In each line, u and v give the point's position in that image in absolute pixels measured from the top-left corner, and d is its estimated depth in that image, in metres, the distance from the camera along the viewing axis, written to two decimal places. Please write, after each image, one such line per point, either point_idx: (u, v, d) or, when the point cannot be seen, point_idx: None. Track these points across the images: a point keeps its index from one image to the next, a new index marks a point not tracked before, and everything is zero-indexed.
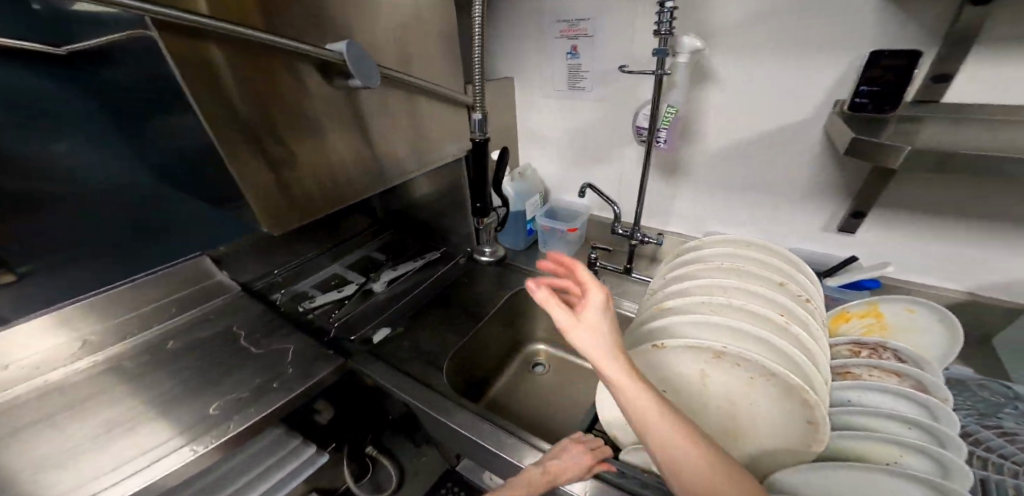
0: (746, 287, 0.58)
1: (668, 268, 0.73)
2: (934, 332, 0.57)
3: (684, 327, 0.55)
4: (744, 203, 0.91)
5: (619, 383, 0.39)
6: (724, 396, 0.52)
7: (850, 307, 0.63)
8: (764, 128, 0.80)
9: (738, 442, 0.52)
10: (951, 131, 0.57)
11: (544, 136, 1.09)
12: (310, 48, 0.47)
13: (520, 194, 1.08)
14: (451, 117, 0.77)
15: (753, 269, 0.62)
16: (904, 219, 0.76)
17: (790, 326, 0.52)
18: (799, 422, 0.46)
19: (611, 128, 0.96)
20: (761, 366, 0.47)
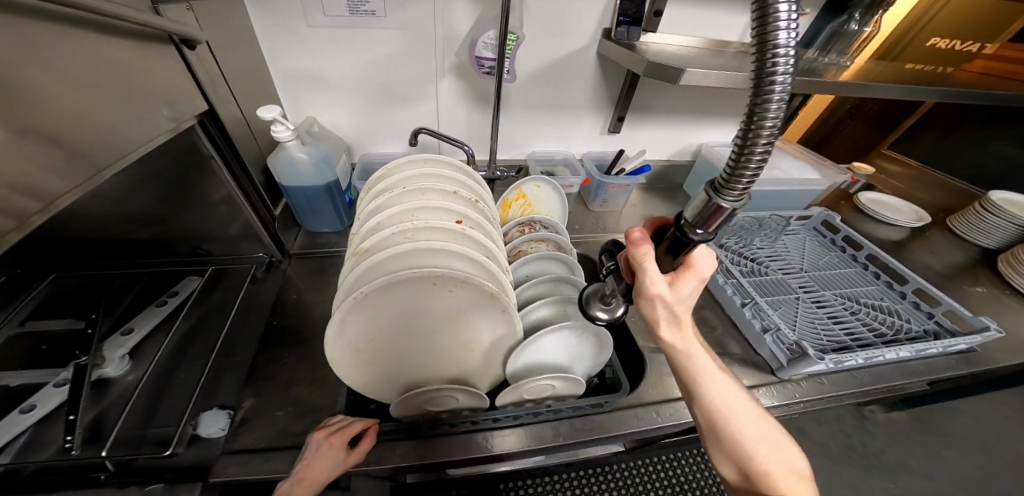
0: (430, 206, 0.60)
1: (366, 199, 0.67)
2: (554, 195, 0.79)
3: (387, 265, 0.55)
4: (552, 122, 0.99)
5: (706, 389, 0.52)
6: (442, 313, 0.57)
7: (508, 195, 0.77)
8: (561, 54, 0.86)
9: (462, 352, 0.61)
10: (672, 58, 0.81)
11: (324, 79, 0.80)
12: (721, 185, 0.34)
13: (320, 162, 0.75)
14: (154, 66, 0.49)
15: (435, 188, 0.63)
16: (647, 118, 1.04)
17: (466, 231, 0.58)
18: (497, 310, 0.58)
19: (421, 64, 0.81)
20: (454, 277, 0.54)
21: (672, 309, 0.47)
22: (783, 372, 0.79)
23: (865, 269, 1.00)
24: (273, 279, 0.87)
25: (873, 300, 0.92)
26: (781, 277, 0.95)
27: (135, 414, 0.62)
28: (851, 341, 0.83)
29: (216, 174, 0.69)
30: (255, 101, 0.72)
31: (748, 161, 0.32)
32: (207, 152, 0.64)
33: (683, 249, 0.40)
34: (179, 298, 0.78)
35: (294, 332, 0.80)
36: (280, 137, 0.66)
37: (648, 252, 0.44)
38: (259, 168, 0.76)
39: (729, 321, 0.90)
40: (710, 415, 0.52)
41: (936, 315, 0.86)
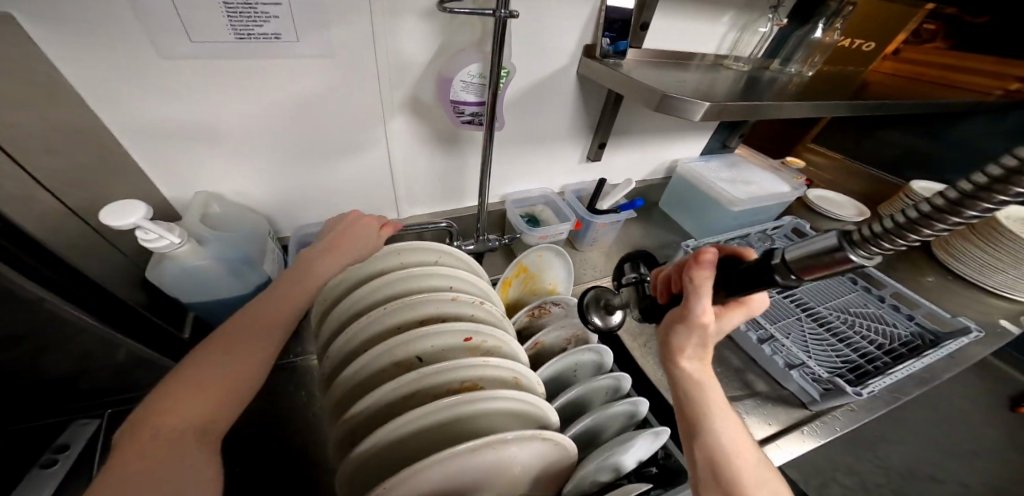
0: (427, 330, 0.43)
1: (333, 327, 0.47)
2: (558, 261, 0.67)
3: (394, 438, 0.37)
4: (529, 156, 0.84)
5: (709, 414, 0.40)
6: (483, 475, 0.41)
7: (506, 273, 0.63)
8: (538, 77, 0.71)
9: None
10: (664, 80, 0.71)
11: (214, 132, 0.55)
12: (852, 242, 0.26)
13: (242, 258, 0.50)
14: None
15: (424, 298, 0.45)
16: (627, 141, 0.93)
17: (490, 360, 0.43)
18: (552, 448, 0.43)
19: (358, 103, 0.60)
20: (499, 438, 0.38)
21: (705, 340, 0.40)
22: (816, 406, 0.71)
23: (842, 277, 1.00)
24: None
25: (861, 309, 0.91)
26: (778, 297, 0.91)
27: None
28: (862, 359, 0.78)
29: (51, 306, 0.38)
30: (91, 181, 0.44)
31: (916, 231, 0.23)
32: (30, 291, 0.36)
33: (755, 285, 0.34)
34: (76, 449, 0.46)
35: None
36: (158, 244, 0.41)
37: (708, 276, 0.37)
38: (129, 283, 0.48)
39: (745, 355, 0.81)
40: (711, 452, 0.39)
41: (917, 316, 0.88)
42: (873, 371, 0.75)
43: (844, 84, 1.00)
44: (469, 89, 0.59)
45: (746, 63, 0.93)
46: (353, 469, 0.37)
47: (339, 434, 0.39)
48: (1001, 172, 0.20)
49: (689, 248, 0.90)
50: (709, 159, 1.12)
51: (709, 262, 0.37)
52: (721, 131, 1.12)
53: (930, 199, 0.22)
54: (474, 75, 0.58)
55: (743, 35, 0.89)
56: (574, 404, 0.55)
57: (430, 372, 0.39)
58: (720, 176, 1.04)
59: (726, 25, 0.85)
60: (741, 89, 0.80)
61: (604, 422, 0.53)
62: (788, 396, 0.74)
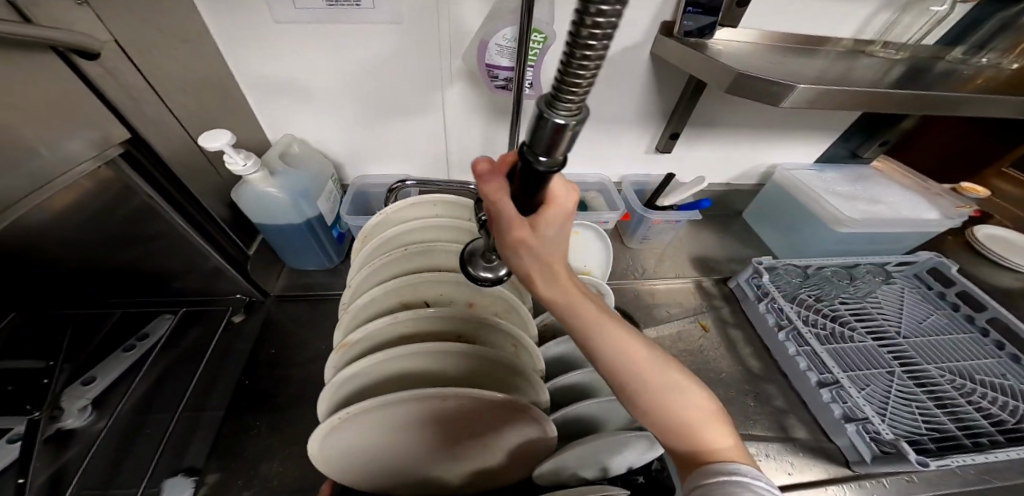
0: (443, 278, 0.46)
1: (363, 261, 0.53)
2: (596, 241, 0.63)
3: (388, 368, 0.41)
4: (586, 138, 0.80)
5: (576, 313, 0.32)
6: (462, 427, 0.44)
7: None
8: (604, 55, 0.67)
9: (486, 459, 0.49)
10: (758, 63, 0.60)
11: (304, 89, 0.65)
12: (540, 143, 0.22)
13: (300, 192, 0.61)
14: (43, 84, 0.34)
15: (446, 249, 0.48)
16: (707, 135, 0.82)
17: (489, 318, 0.44)
18: (529, 424, 0.44)
19: (420, 70, 0.65)
20: (475, 393, 0.39)
21: (541, 258, 0.31)
22: (861, 467, 0.59)
23: (983, 336, 0.75)
24: (253, 322, 0.74)
25: (991, 378, 0.68)
26: (870, 344, 0.72)
27: (96, 471, 0.56)
28: (961, 433, 0.61)
29: (162, 218, 0.54)
30: (214, 119, 0.57)
31: (567, 101, 0.19)
32: (145, 193, 0.49)
33: (536, 190, 0.26)
34: (151, 338, 0.69)
35: (266, 392, 0.66)
36: (236, 169, 0.52)
37: (500, 183, 0.29)
38: (222, 200, 0.61)
39: (799, 398, 0.69)
40: (602, 359, 0.32)
41: None
42: (970, 448, 0.59)
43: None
44: (502, 53, 0.60)
45: (901, 50, 0.72)
46: (348, 394, 0.42)
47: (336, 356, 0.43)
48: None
49: (760, 266, 0.77)
50: (824, 168, 0.91)
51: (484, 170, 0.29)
52: (850, 134, 0.87)
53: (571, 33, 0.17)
54: (510, 40, 0.59)
55: (902, 17, 0.69)
56: (576, 387, 0.53)
57: (431, 315, 0.42)
58: (832, 188, 0.85)
59: (877, 2, 0.67)
60: (880, 80, 0.62)
61: (601, 410, 0.50)
62: (829, 452, 0.63)
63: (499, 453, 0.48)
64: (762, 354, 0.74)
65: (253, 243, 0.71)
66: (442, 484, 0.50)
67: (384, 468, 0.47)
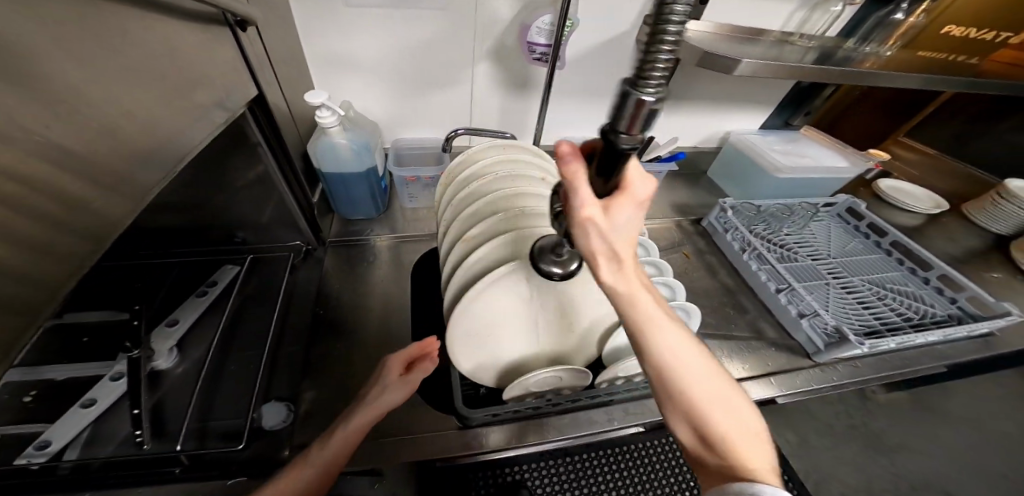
0: (529, 192, 0.62)
1: (451, 193, 0.67)
2: None
3: (505, 251, 0.57)
4: (585, 107, 0.98)
5: (643, 329, 0.39)
6: (556, 298, 0.59)
7: None
8: (601, 38, 0.85)
9: (570, 336, 0.63)
10: (716, 45, 0.81)
11: (360, 64, 0.78)
12: (624, 122, 0.29)
13: (361, 147, 0.72)
14: (211, 51, 0.45)
15: (523, 173, 0.64)
16: (678, 105, 1.02)
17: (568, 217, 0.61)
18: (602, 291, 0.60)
19: (456, 48, 0.79)
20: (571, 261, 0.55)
21: (608, 241, 0.36)
22: (819, 355, 0.79)
23: (889, 256, 1.01)
24: (311, 267, 0.83)
25: (899, 286, 0.93)
26: (811, 263, 0.95)
27: (201, 401, 0.62)
28: (882, 325, 0.84)
29: (258, 158, 0.64)
30: (295, 88, 0.69)
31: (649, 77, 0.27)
32: (255, 139, 0.60)
33: (614, 167, 0.31)
34: (219, 285, 0.75)
35: (337, 325, 0.78)
36: (323, 123, 0.63)
37: (579, 167, 0.34)
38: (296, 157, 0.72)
39: (762, 306, 0.90)
40: (660, 370, 0.39)
41: (960, 300, 0.90)
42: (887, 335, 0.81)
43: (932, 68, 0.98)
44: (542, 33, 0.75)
45: (813, 40, 0.96)
46: (473, 274, 0.57)
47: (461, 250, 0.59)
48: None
49: (726, 206, 0.98)
50: (767, 133, 1.14)
51: (568, 154, 0.34)
52: (783, 109, 1.12)
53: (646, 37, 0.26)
54: (547, 24, 0.74)
55: (812, 15, 0.93)
56: None
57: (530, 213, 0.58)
58: (772, 148, 1.08)
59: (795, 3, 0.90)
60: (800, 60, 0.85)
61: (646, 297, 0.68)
62: (796, 348, 0.82)
63: (578, 328, 0.63)
64: (734, 275, 0.96)
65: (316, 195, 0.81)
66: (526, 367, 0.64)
67: (499, 347, 0.61)
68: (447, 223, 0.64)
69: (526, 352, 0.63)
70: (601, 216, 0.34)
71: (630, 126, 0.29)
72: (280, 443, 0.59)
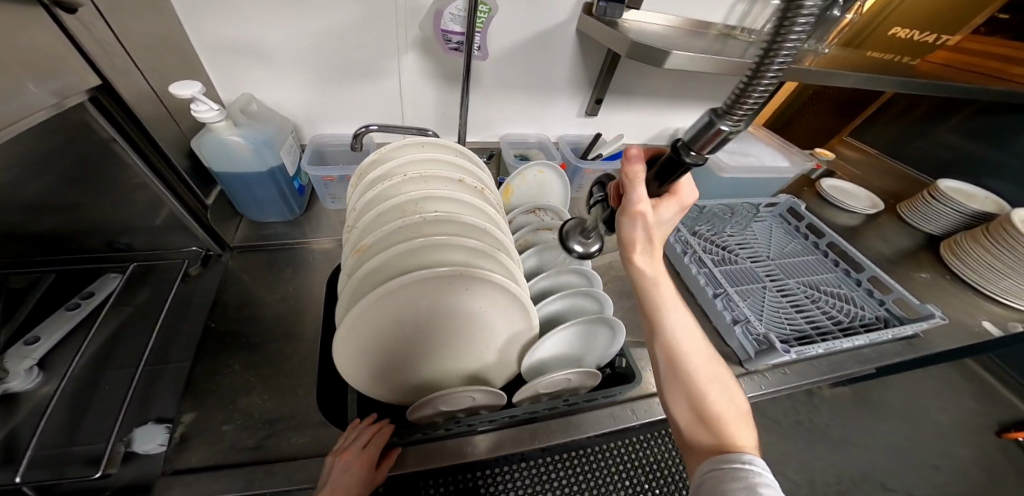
0: (438, 196, 0.55)
1: (359, 195, 0.61)
2: (554, 178, 0.74)
3: (402, 263, 0.51)
4: (526, 102, 0.92)
5: (665, 314, 0.53)
6: (460, 313, 0.54)
7: (513, 181, 0.72)
8: (535, 27, 0.79)
9: (482, 352, 0.59)
10: (655, 39, 0.77)
11: (261, 49, 0.69)
12: (707, 132, 0.33)
13: (257, 143, 0.63)
14: (24, 21, 0.37)
15: (438, 174, 0.58)
16: (623, 103, 0.99)
17: (478, 224, 0.55)
18: (511, 305, 0.55)
19: (373, 33, 0.71)
20: (470, 275, 0.50)
21: (652, 234, 0.49)
22: (750, 363, 0.79)
23: (825, 257, 1.03)
24: (211, 275, 0.73)
25: (831, 289, 0.95)
26: (749, 265, 0.95)
27: (52, 434, 0.53)
28: (812, 330, 0.85)
29: (119, 157, 0.56)
30: (171, 74, 0.60)
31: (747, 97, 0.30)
32: (107, 135, 0.52)
33: (672, 174, 0.41)
34: (94, 298, 0.66)
35: (231, 336, 0.67)
36: (201, 118, 0.55)
37: (640, 169, 0.43)
38: (178, 151, 0.62)
39: (700, 311, 0.89)
40: (668, 348, 0.52)
41: (888, 302, 0.92)
42: (816, 340, 0.82)
43: (869, 67, 0.97)
44: (456, 19, 0.67)
45: (755, 34, 0.91)
46: (367, 288, 0.51)
47: (355, 260, 0.53)
48: (785, 16, 0.26)
49: None
50: None
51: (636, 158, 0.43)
52: None
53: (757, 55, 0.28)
54: (462, 10, 0.67)
55: (754, 8, 0.91)
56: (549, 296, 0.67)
57: (433, 220, 0.52)
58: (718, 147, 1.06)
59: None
60: (741, 56, 0.83)
61: (570, 307, 0.65)
62: (728, 354, 0.82)
63: (489, 344, 0.59)
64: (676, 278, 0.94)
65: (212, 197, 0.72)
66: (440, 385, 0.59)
67: (403, 364, 0.56)
68: (351, 228, 0.58)
69: (436, 367, 0.58)
70: (652, 209, 0.45)
71: (710, 136, 0.34)
72: (146, 477, 0.51)
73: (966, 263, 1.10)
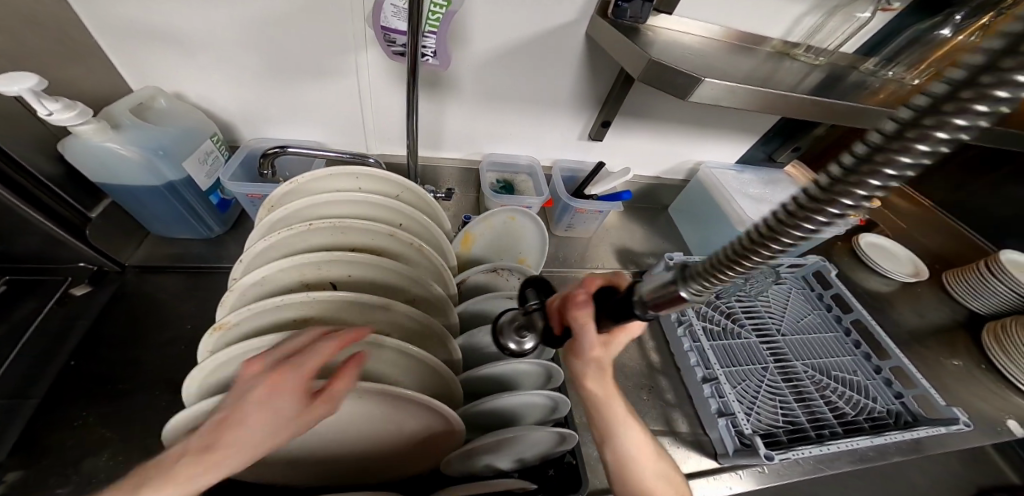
0: (351, 261, 0.41)
1: (257, 234, 0.45)
2: (530, 227, 0.60)
3: None
4: (516, 120, 0.77)
5: (619, 423, 0.43)
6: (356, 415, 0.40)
7: (473, 228, 0.58)
8: (537, 25, 0.62)
9: (389, 450, 0.46)
10: (683, 56, 0.58)
11: (173, 28, 0.54)
12: (670, 289, 0.24)
13: (147, 152, 0.50)
14: None
15: (360, 225, 0.43)
16: (636, 128, 0.82)
17: (398, 307, 0.40)
18: (427, 413, 0.41)
19: (324, 22, 0.56)
20: (365, 386, 0.36)
21: (599, 363, 0.39)
22: (725, 459, 0.65)
23: (846, 335, 0.86)
24: (104, 296, 0.58)
25: (844, 375, 0.79)
26: (753, 340, 0.81)
27: None
28: (809, 424, 0.70)
29: None
30: (32, 58, 0.46)
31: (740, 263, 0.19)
32: None
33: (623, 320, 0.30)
34: None
35: (106, 377, 0.52)
36: (49, 119, 0.42)
37: (590, 314, 0.34)
38: (47, 152, 0.49)
39: (683, 391, 0.75)
40: (618, 455, 0.43)
41: (907, 396, 0.75)
42: (813, 439, 0.67)
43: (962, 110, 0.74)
44: (399, 15, 0.53)
45: (821, 56, 0.72)
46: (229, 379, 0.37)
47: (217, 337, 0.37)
48: (831, 175, 0.15)
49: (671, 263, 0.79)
50: (742, 170, 0.95)
51: (585, 301, 0.34)
52: (769, 138, 0.92)
53: (766, 215, 0.18)
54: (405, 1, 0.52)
55: (828, 21, 0.70)
56: (498, 377, 0.52)
57: (329, 300, 0.38)
58: (745, 190, 0.89)
59: (808, 2, 0.66)
60: (797, 85, 0.63)
61: (523, 400, 0.50)
62: (704, 444, 0.69)
63: (398, 442, 0.45)
64: (662, 347, 0.82)
65: (101, 204, 0.58)
66: (330, 475, 0.46)
67: (280, 460, 0.42)
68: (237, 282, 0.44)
69: (324, 459, 0.45)
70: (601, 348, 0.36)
71: (671, 291, 0.24)
72: None
73: (1012, 357, 0.92)
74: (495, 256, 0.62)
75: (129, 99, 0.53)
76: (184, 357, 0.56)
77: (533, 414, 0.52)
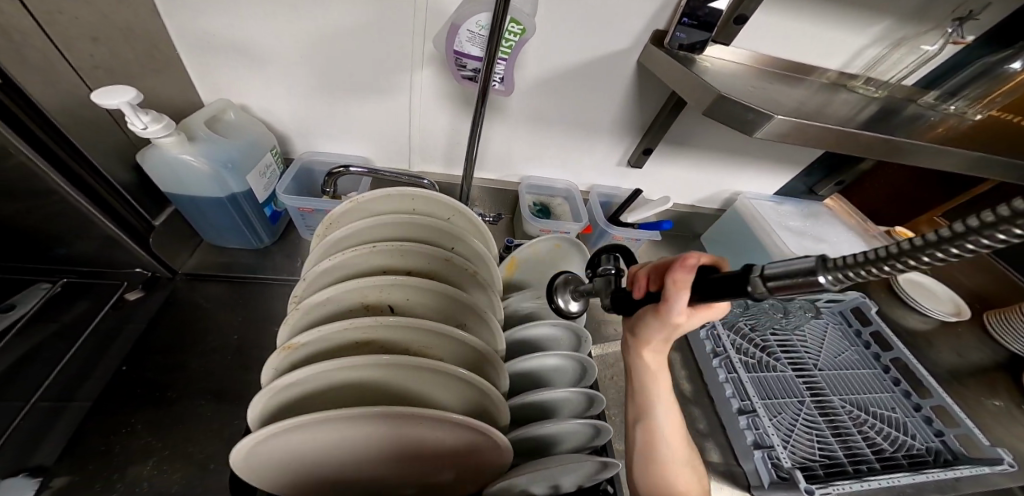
0: (410, 285, 0.41)
1: (317, 253, 0.46)
2: (574, 256, 0.61)
3: (341, 375, 0.37)
4: (560, 143, 0.78)
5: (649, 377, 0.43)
6: (405, 440, 0.40)
7: (519, 254, 0.59)
8: (593, 51, 0.63)
9: (431, 474, 0.45)
10: (740, 88, 0.58)
11: (247, 43, 0.56)
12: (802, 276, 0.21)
13: (216, 163, 0.52)
14: None
15: (419, 249, 0.44)
16: (677, 156, 0.82)
17: (455, 333, 0.41)
18: (478, 440, 0.41)
19: (389, 41, 0.58)
20: (424, 413, 0.36)
21: (669, 336, 0.38)
22: (759, 492, 0.63)
23: (884, 372, 0.83)
24: (153, 301, 0.60)
25: (883, 411, 0.75)
26: (789, 374, 0.78)
27: None
28: (846, 459, 0.67)
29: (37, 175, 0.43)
30: (120, 72, 0.49)
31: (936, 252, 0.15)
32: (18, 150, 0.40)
33: (721, 295, 0.28)
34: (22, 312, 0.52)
35: (153, 381, 0.53)
36: (138, 133, 0.44)
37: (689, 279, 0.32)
38: (121, 163, 0.51)
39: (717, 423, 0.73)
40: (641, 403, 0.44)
41: (948, 434, 0.72)
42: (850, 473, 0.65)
43: None
44: (474, 41, 0.52)
45: (882, 88, 0.71)
46: (288, 401, 0.37)
47: (280, 359, 0.38)
48: None
49: None
50: (781, 202, 0.94)
51: (690, 266, 0.32)
52: (812, 170, 0.90)
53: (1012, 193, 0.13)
54: (483, 27, 0.51)
55: (889, 54, 0.68)
56: (539, 404, 0.51)
57: (390, 325, 0.38)
58: (786, 223, 0.88)
59: (868, 35, 0.66)
60: (853, 118, 0.62)
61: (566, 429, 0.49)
62: (737, 477, 0.67)
63: (442, 466, 0.45)
64: (695, 378, 0.80)
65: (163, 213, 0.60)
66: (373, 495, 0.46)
67: (326, 475, 0.42)
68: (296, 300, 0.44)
69: (369, 480, 0.44)
70: (684, 321, 0.35)
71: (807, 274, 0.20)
72: None
73: None
74: (538, 281, 0.62)
75: (203, 113, 0.56)
76: (227, 364, 0.57)
77: (574, 441, 0.51)
